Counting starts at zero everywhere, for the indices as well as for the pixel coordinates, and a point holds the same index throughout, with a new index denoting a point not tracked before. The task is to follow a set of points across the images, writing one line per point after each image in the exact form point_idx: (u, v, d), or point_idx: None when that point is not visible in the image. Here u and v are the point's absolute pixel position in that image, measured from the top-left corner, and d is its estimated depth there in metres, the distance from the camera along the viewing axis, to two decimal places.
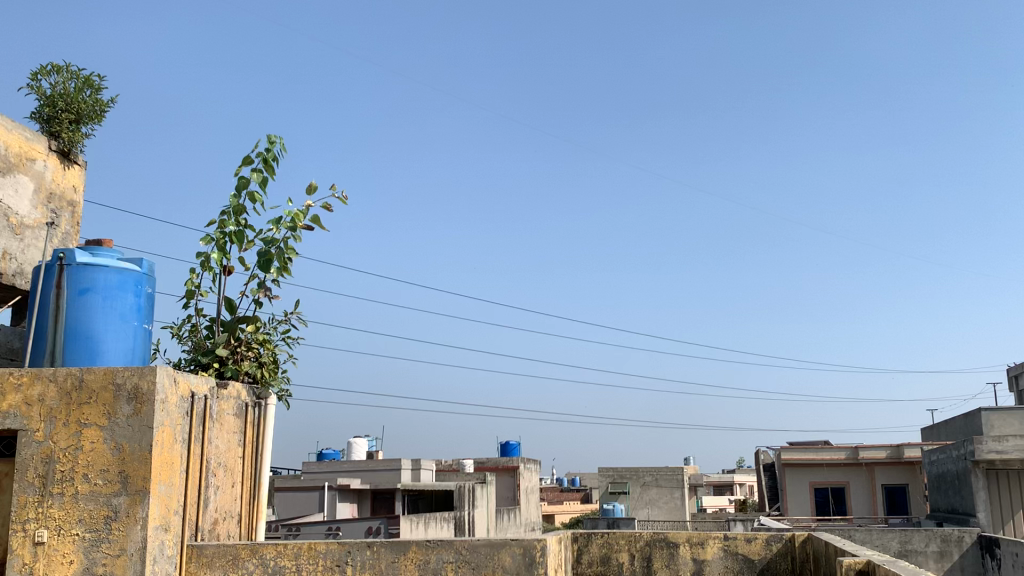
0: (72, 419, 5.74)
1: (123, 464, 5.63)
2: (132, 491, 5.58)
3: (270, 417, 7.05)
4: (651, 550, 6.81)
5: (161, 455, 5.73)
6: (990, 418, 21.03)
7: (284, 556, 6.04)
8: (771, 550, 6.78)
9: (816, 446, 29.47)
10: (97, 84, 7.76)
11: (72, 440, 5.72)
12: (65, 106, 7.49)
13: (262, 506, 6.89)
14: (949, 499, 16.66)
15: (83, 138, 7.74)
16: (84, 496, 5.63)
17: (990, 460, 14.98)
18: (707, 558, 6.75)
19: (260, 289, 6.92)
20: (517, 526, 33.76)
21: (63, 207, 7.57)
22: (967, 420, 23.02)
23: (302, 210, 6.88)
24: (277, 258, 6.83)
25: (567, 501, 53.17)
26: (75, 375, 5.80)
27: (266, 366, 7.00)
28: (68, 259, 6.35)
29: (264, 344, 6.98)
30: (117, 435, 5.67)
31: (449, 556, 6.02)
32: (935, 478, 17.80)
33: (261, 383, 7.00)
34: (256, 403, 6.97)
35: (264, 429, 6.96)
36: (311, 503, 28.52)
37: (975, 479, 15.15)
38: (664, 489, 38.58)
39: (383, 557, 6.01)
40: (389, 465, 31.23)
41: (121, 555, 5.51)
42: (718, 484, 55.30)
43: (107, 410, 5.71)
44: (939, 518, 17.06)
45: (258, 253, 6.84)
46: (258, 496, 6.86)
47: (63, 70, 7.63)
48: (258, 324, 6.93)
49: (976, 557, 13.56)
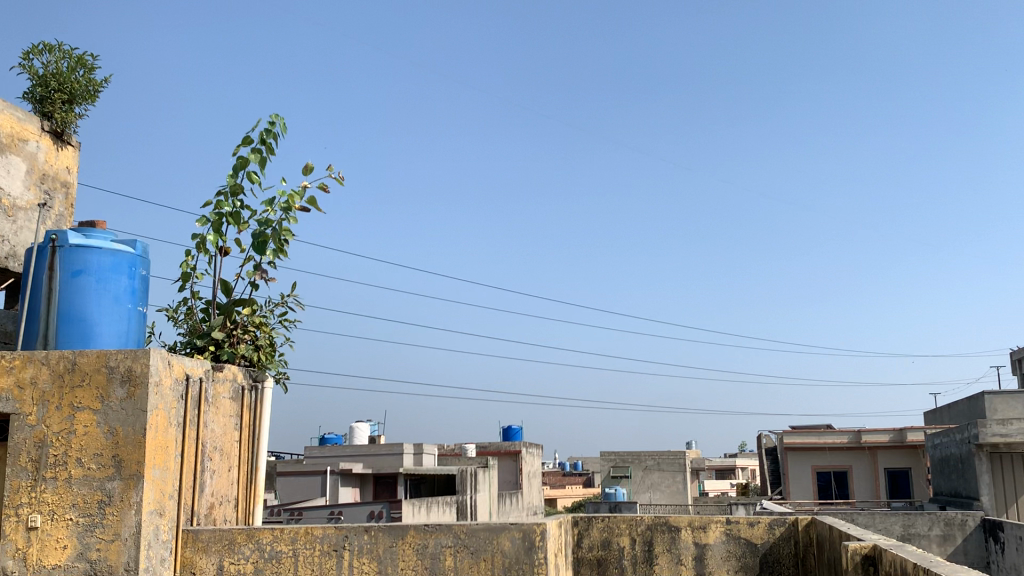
0: (65, 402, 5.66)
1: (117, 447, 5.55)
2: (125, 475, 5.51)
3: (267, 400, 6.96)
4: (651, 534, 6.73)
5: (155, 438, 5.65)
6: (994, 402, 20.96)
7: (280, 541, 5.97)
8: (774, 534, 6.71)
9: (818, 430, 29.41)
10: (90, 64, 7.64)
11: (65, 424, 5.64)
12: (57, 86, 7.38)
13: (259, 490, 6.81)
14: (951, 483, 16.67)
15: (77, 119, 7.62)
16: (78, 481, 5.56)
17: (994, 443, 14.91)
18: (709, 542, 6.67)
19: (255, 271, 6.82)
20: (519, 510, 33.82)
21: (57, 188, 7.47)
22: (971, 404, 22.91)
23: (299, 192, 6.78)
24: (272, 240, 6.73)
25: (569, 485, 53.24)
26: (68, 358, 5.72)
27: (263, 349, 6.91)
28: (60, 241, 6.24)
29: (261, 327, 6.89)
30: (110, 419, 5.58)
31: (448, 540, 5.95)
32: (939, 462, 17.77)
33: (258, 366, 6.91)
34: (252, 387, 6.87)
35: (262, 412, 6.89)
36: (313, 488, 28.57)
37: (979, 462, 15.05)
38: (666, 473, 38.56)
39: (381, 542, 5.94)
40: (392, 450, 31.25)
41: (115, 540, 5.44)
42: (720, 467, 55.41)
43: (100, 393, 5.62)
44: (941, 501, 17.05)
45: (253, 234, 6.74)
46: (255, 480, 6.78)
47: (55, 50, 7.51)
48: (254, 307, 6.84)
49: (979, 541, 13.49)
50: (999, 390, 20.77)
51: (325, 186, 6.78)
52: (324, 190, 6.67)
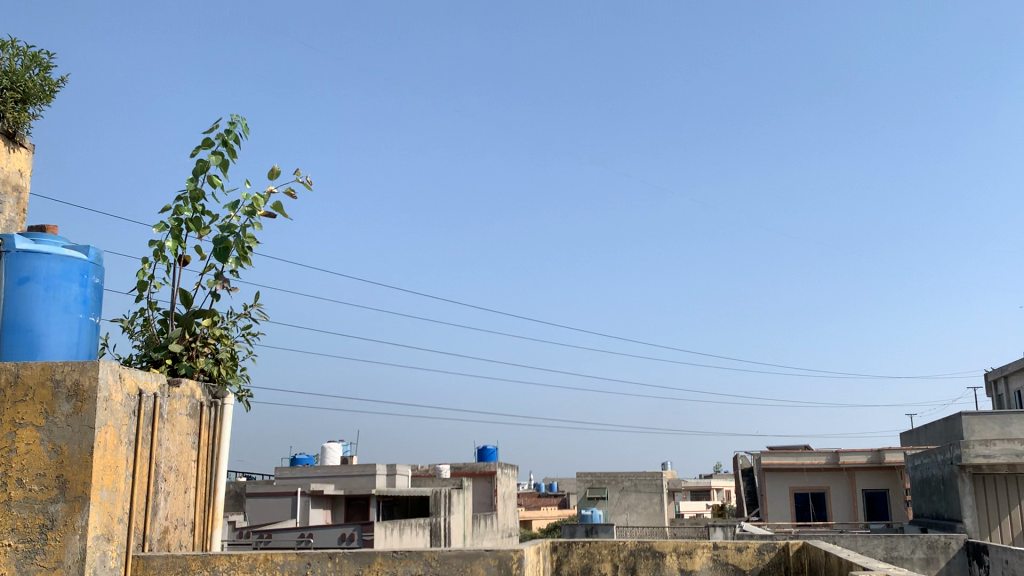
0: (7, 418, 5.27)
1: (61, 468, 5.14)
2: (70, 497, 5.10)
3: (227, 418, 6.57)
4: (635, 560, 6.39)
5: (103, 458, 5.24)
6: (971, 422, 20.86)
7: (237, 569, 5.57)
8: (763, 560, 6.39)
9: (796, 451, 29.23)
10: (46, 62, 7.27)
11: (5, 441, 5.25)
12: (10, 84, 7.00)
13: (218, 514, 6.40)
14: (933, 505, 16.45)
15: (30, 119, 7.22)
16: (19, 503, 5.15)
17: (977, 465, 14.73)
18: (696, 568, 6.35)
19: (217, 280, 6.45)
20: (494, 532, 33.38)
21: (8, 192, 7.09)
22: (948, 426, 22.77)
23: (263, 196, 6.44)
24: (235, 247, 6.38)
25: (544, 507, 52.71)
26: (11, 371, 5.31)
27: (223, 363, 6.54)
28: (6, 246, 5.84)
29: (222, 339, 6.52)
30: (54, 436, 5.18)
31: (417, 567, 5.58)
32: (920, 483, 17.53)
33: (218, 382, 6.53)
34: (212, 404, 6.48)
35: (221, 430, 6.49)
36: (283, 509, 28.01)
37: (962, 483, 14.89)
38: (643, 495, 38.23)
39: (346, 570, 5.55)
40: (364, 470, 30.74)
41: (57, 568, 5.03)
42: (696, 488, 55.32)
43: (44, 409, 5.22)
44: (924, 523, 16.79)
45: (214, 241, 6.38)
46: (213, 503, 6.38)
47: (8, 46, 7.14)
48: (215, 318, 6.47)
49: (963, 564, 13.28)
50: (977, 411, 20.66)
51: (291, 191, 6.44)
52: (289, 195, 6.33)
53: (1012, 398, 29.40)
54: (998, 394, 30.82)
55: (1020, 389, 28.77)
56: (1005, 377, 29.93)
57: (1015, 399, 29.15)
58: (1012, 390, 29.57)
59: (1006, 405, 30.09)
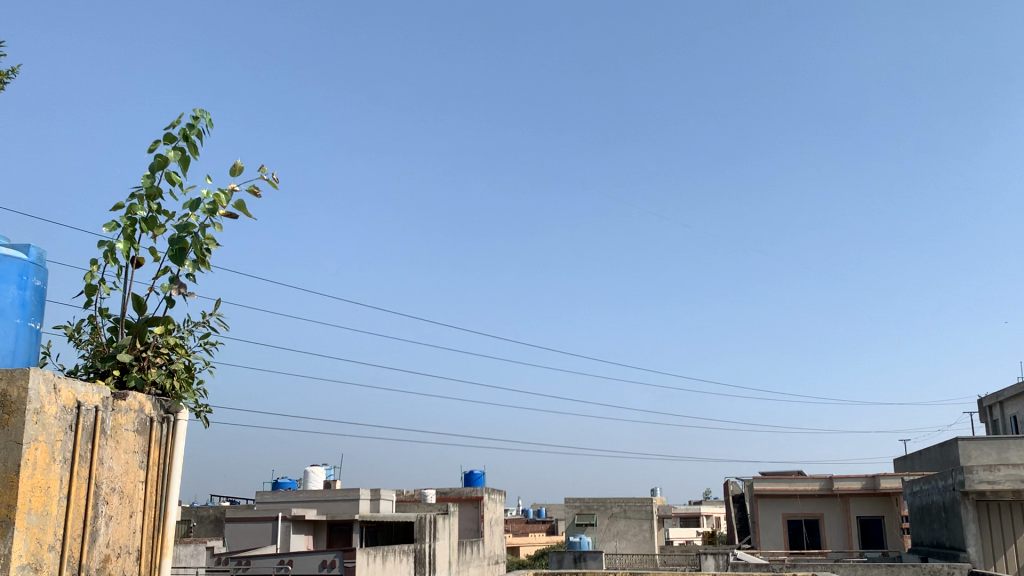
0: None
1: None
2: None
3: (180, 435, 6.01)
4: None
5: (32, 478, 4.66)
6: (968, 448, 20.34)
7: None
8: None
9: (790, 476, 28.63)
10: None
11: None
12: None
13: (167, 540, 5.82)
14: (933, 533, 15.93)
15: None
16: None
17: (980, 491, 14.17)
18: None
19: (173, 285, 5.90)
20: (479, 559, 32.70)
21: None
22: (943, 451, 22.26)
23: (225, 192, 5.93)
24: (193, 248, 5.84)
25: (532, 533, 52.02)
26: None
27: (178, 375, 6.01)
28: None
29: (177, 349, 5.98)
30: None
31: None
32: (919, 510, 17.01)
33: (172, 396, 5.98)
34: (165, 419, 5.91)
35: (173, 449, 5.94)
36: (264, 535, 27.38)
37: (965, 510, 14.37)
38: (632, 521, 37.57)
39: None
40: (347, 495, 30.13)
41: None
42: (685, 514, 54.73)
43: None
44: (924, 552, 16.30)
45: (171, 241, 5.84)
46: (163, 528, 5.80)
47: None
48: (169, 325, 5.91)
49: None
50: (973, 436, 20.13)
51: (255, 189, 5.92)
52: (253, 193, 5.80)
53: (1008, 424, 28.92)
54: (992, 420, 30.38)
55: (1016, 414, 28.27)
56: (1001, 403, 29.45)
57: (1011, 425, 28.67)
58: (1007, 416, 29.08)
59: (1002, 431, 29.59)
